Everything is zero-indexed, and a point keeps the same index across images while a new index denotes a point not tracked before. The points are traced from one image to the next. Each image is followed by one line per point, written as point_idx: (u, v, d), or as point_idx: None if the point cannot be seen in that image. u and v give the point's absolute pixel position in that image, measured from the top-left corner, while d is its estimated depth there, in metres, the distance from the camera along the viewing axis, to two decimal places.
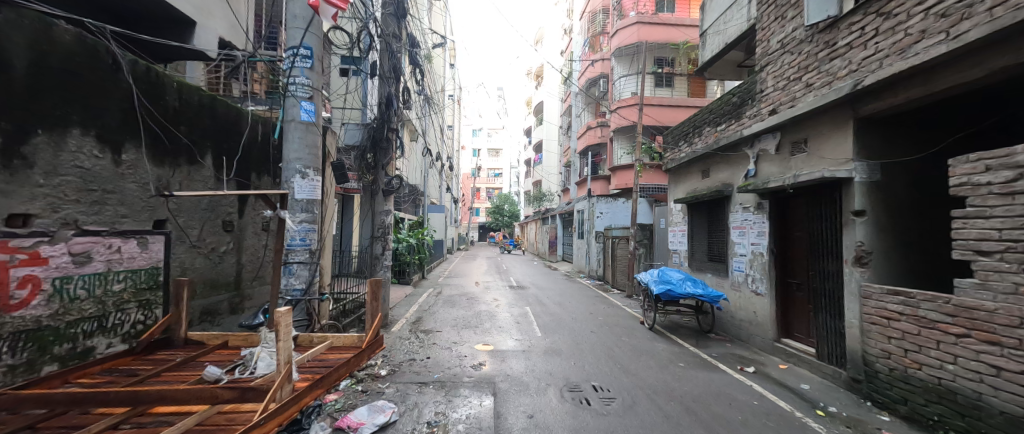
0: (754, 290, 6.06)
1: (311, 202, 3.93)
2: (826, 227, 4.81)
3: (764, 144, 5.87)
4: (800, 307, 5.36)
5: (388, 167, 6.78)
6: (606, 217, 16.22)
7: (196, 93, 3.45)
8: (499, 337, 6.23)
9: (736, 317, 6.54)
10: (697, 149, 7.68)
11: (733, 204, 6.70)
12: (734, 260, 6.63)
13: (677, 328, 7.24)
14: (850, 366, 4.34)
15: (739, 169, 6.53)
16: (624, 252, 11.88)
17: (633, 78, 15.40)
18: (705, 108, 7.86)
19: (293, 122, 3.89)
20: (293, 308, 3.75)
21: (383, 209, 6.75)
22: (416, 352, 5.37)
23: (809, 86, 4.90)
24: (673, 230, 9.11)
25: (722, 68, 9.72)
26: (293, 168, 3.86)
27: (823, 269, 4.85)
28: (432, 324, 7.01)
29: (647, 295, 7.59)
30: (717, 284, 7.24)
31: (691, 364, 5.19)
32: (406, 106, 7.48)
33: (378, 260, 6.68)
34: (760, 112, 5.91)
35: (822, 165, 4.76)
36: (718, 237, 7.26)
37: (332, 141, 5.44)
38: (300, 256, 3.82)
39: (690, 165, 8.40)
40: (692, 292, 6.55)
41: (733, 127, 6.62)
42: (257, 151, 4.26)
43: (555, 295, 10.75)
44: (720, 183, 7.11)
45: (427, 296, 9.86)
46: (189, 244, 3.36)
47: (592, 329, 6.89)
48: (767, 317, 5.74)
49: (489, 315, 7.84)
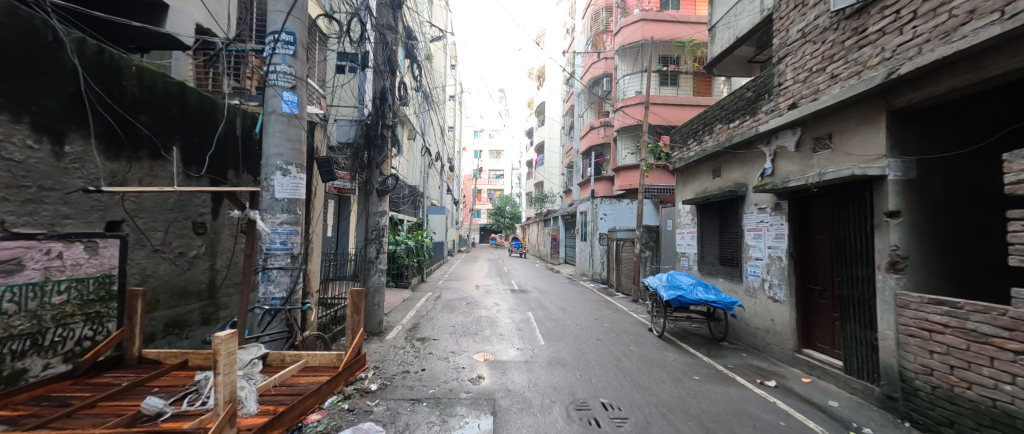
0: (772, 297, 5.68)
1: (293, 202, 3.58)
2: (854, 229, 4.43)
3: (782, 141, 5.51)
4: (823, 315, 4.99)
5: (382, 165, 6.43)
6: (609, 218, 15.85)
7: (162, 80, 3.17)
8: (500, 346, 5.86)
9: (751, 324, 6.15)
10: (708, 147, 7.33)
11: (747, 204, 6.33)
12: (748, 264, 6.26)
13: (687, 336, 6.86)
14: (883, 383, 3.96)
15: (754, 168, 6.17)
16: (630, 255, 11.49)
17: (638, 77, 15.05)
18: (716, 105, 7.51)
19: (274, 114, 3.54)
20: (273, 319, 3.40)
21: (377, 210, 6.37)
22: (411, 364, 5.01)
23: (835, 77, 4.53)
24: (682, 232, 8.75)
25: (732, 64, 9.34)
26: (273, 164, 3.52)
27: (851, 275, 4.48)
28: (430, 331, 6.66)
29: (655, 301, 7.23)
30: (729, 289, 6.87)
31: (706, 377, 4.81)
32: (403, 102, 7.12)
33: (372, 264, 6.33)
34: (778, 107, 5.55)
35: (849, 162, 4.40)
36: (730, 240, 6.90)
37: (322, 137, 5.11)
38: (280, 261, 3.48)
39: (699, 164, 8.05)
40: (704, 298, 6.19)
41: (747, 123, 6.26)
42: (235, 147, 3.94)
43: (557, 299, 10.37)
44: (732, 183, 6.75)
45: (426, 301, 9.51)
46: (152, 248, 3.03)
47: (597, 337, 6.51)
48: (787, 326, 5.36)
49: (489, 321, 7.49)
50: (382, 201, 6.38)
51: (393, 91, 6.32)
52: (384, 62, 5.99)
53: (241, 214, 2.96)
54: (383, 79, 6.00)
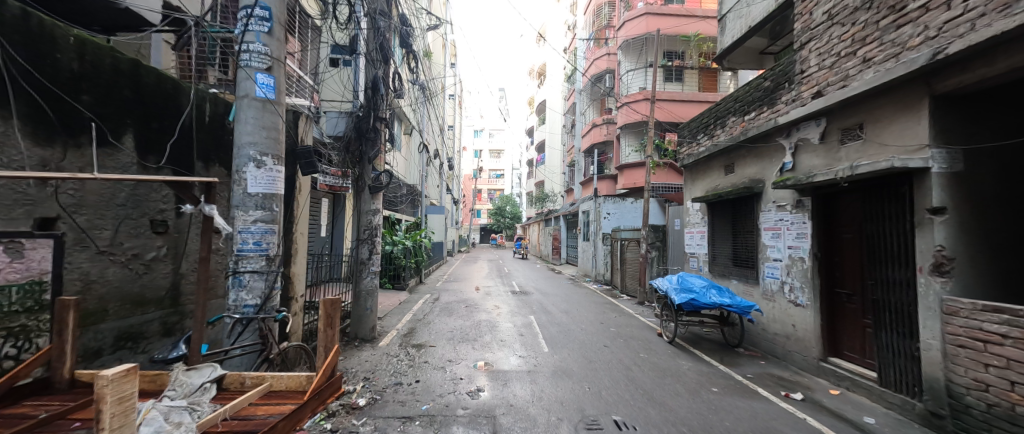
0: (794, 301, 5.29)
1: (269, 198, 3.19)
2: (889, 228, 4.04)
3: (805, 133, 5.12)
4: (851, 321, 4.60)
5: (375, 160, 6.03)
6: (613, 217, 15.47)
7: (112, 56, 2.82)
8: (501, 354, 5.46)
9: (769, 330, 5.76)
10: (720, 141, 6.94)
11: (764, 201, 5.93)
12: (766, 266, 5.86)
13: (699, 341, 6.47)
14: (927, 398, 3.55)
15: (772, 163, 5.79)
16: (635, 256, 11.08)
17: (641, 73, 14.68)
18: (728, 97, 7.12)
19: (247, 98, 3.14)
20: (244, 329, 3.01)
21: (369, 208, 5.96)
22: (405, 374, 4.60)
23: (868, 61, 4.14)
24: (691, 231, 8.36)
25: (742, 56, 8.92)
26: (245, 154, 3.12)
27: (885, 278, 4.08)
28: (426, 337, 6.27)
29: (664, 304, 6.83)
30: (744, 292, 6.48)
31: (725, 389, 4.41)
32: (398, 95, 6.74)
33: (365, 266, 5.93)
34: (800, 96, 5.15)
35: (884, 154, 4.01)
36: (745, 240, 6.51)
37: (309, 129, 4.73)
38: (254, 263, 3.09)
39: (710, 160, 7.66)
40: (719, 301, 5.80)
41: (765, 115, 5.87)
42: (204, 137, 3.57)
43: (560, 302, 9.96)
44: (748, 179, 6.36)
45: (423, 304, 9.11)
46: (97, 250, 2.67)
47: (605, 343, 6.12)
48: (811, 333, 4.97)
49: (489, 325, 7.11)
50: (376, 198, 5.98)
51: (387, 81, 5.94)
52: (376, 50, 5.60)
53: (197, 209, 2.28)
54: (375, 68, 5.61)
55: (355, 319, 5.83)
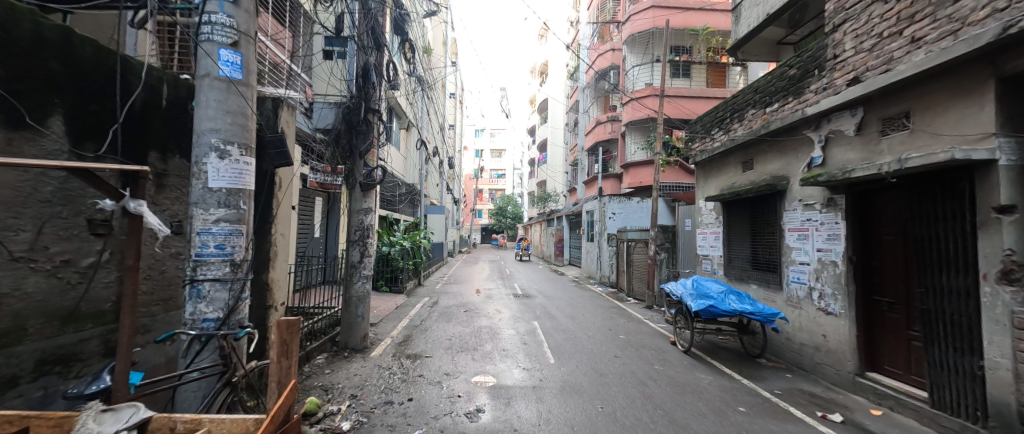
0: (825, 309, 4.82)
1: (233, 193, 2.73)
2: (943, 229, 3.57)
3: (837, 124, 4.66)
4: (893, 333, 4.15)
5: (368, 156, 5.59)
6: (618, 218, 14.94)
7: (34, 20, 2.09)
8: (504, 366, 4.99)
9: (795, 340, 5.29)
10: (738, 136, 6.48)
11: (789, 200, 5.47)
12: (791, 270, 5.40)
13: (717, 351, 6.00)
14: (994, 425, 3.08)
15: (798, 159, 5.34)
16: (642, 258, 10.60)
17: (648, 68, 14.21)
18: (746, 88, 6.66)
19: (207, 78, 2.68)
20: (203, 348, 2.57)
21: (361, 207, 5.46)
22: (397, 392, 4.13)
23: (918, 41, 3.67)
24: (704, 232, 7.90)
25: (757, 48, 8.43)
26: (205, 142, 2.66)
27: (937, 285, 3.62)
28: (423, 345, 5.83)
29: (678, 311, 6.37)
30: (765, 298, 6.02)
31: (754, 409, 3.95)
32: (393, 87, 6.28)
33: (355, 270, 5.45)
34: (832, 84, 4.69)
35: (937, 145, 3.55)
36: (766, 242, 6.06)
37: (292, 119, 4.28)
38: (215, 270, 2.65)
39: (725, 156, 7.20)
40: (740, 308, 5.34)
41: (790, 106, 5.40)
42: (165, 123, 2.87)
43: (565, 306, 9.49)
44: (769, 176, 5.90)
45: (421, 308, 8.67)
46: (10, 256, 2.03)
47: (616, 353, 5.65)
48: (845, 345, 4.51)
49: (491, 332, 6.67)
50: (367, 196, 5.50)
51: (381, 70, 5.48)
52: (368, 35, 5.14)
53: (115, 203, 1.69)
54: (367, 54, 5.17)
55: (345, 327, 5.38)
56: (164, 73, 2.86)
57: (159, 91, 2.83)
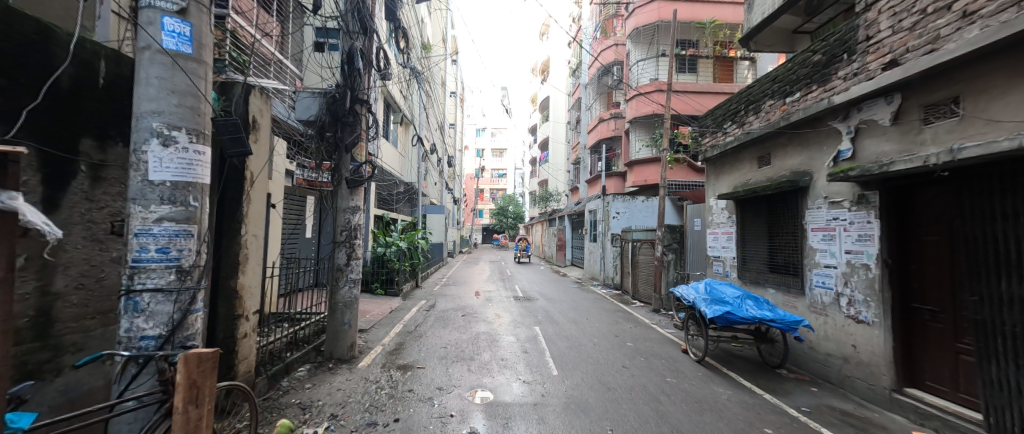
0: (856, 317, 4.39)
1: (179, 188, 2.32)
2: (1002, 229, 3.12)
3: (870, 113, 4.22)
4: (937, 345, 3.71)
5: (356, 150, 5.18)
6: (623, 218, 14.49)
7: None
8: (502, 379, 4.56)
9: (821, 350, 4.86)
10: (754, 129, 6.04)
11: (813, 197, 5.03)
12: (816, 273, 4.97)
13: (733, 360, 5.57)
14: None
15: (822, 153, 4.91)
16: (648, 259, 10.17)
17: (652, 63, 13.78)
18: (762, 77, 6.24)
19: (148, 50, 2.26)
20: (140, 371, 2.16)
21: (347, 206, 5.03)
22: (382, 411, 3.70)
23: (972, 15, 3.23)
24: (715, 232, 7.47)
25: (771, 37, 7.96)
26: (144, 127, 2.25)
27: (993, 293, 3.18)
28: (415, 354, 5.42)
29: (689, 317, 5.95)
30: (784, 303, 5.59)
31: (781, 430, 3.52)
32: (384, 77, 5.86)
33: (341, 273, 5.02)
34: (864, 69, 4.25)
35: (994, 133, 3.11)
36: (785, 243, 5.63)
37: (268, 107, 3.88)
38: (156, 279, 2.23)
39: (738, 151, 6.77)
40: (759, 315, 4.91)
41: (814, 95, 4.96)
42: (103, 106, 2.48)
43: (569, 309, 9.05)
44: (789, 171, 5.46)
45: (417, 312, 8.27)
46: None
47: (625, 364, 5.21)
48: (880, 357, 4.07)
49: (489, 338, 6.26)
50: (355, 194, 5.08)
51: (369, 56, 5.06)
52: (354, 17, 4.72)
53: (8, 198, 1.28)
54: (354, 39, 4.76)
55: (330, 335, 4.97)
56: (101, 47, 2.48)
57: (96, 68, 2.44)
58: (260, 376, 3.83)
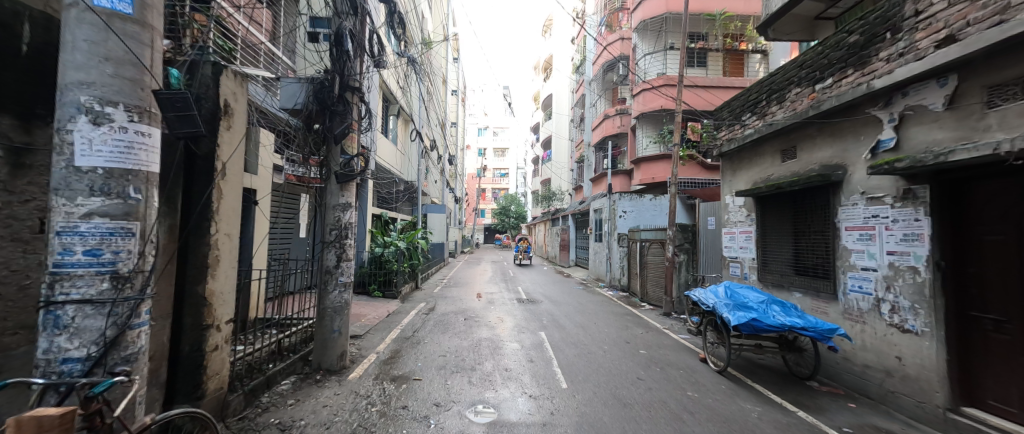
0: (901, 325, 3.94)
1: (115, 176, 1.90)
2: None
3: (919, 97, 3.77)
4: (1003, 360, 3.24)
5: (347, 142, 4.76)
6: (630, 217, 13.77)
7: None
8: (507, 394, 4.12)
9: (858, 361, 4.40)
10: (778, 119, 5.59)
11: (848, 193, 4.58)
12: (852, 277, 4.51)
13: (756, 370, 5.13)
14: None
15: (859, 143, 4.47)
16: (657, 259, 9.72)
17: (660, 56, 13.31)
18: (787, 64, 5.78)
19: (75, 7, 1.84)
20: (61, 402, 1.74)
21: (337, 202, 4.61)
22: (371, 432, 3.24)
23: None
24: (732, 231, 7.01)
25: (791, 25, 7.47)
26: (69, 101, 1.82)
27: None
28: (412, 363, 5.00)
29: (707, 323, 5.51)
30: (813, 310, 5.13)
31: None
32: (378, 65, 5.45)
33: (330, 276, 4.59)
34: (912, 47, 3.80)
35: None
36: (814, 243, 5.19)
37: (246, 91, 3.47)
38: (84, 288, 1.81)
39: (758, 144, 6.32)
40: (788, 322, 4.47)
41: (849, 79, 4.50)
42: (26, 72, 2.27)
43: (575, 313, 8.60)
44: (819, 165, 5.01)
45: (416, 316, 7.86)
46: None
47: (639, 375, 4.77)
48: (932, 372, 3.62)
49: (492, 345, 5.85)
50: (345, 190, 4.65)
51: (360, 40, 4.64)
52: None
53: None
54: (343, 19, 4.34)
55: (318, 344, 4.54)
56: (24, 7, 2.27)
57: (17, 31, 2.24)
58: (235, 393, 3.41)
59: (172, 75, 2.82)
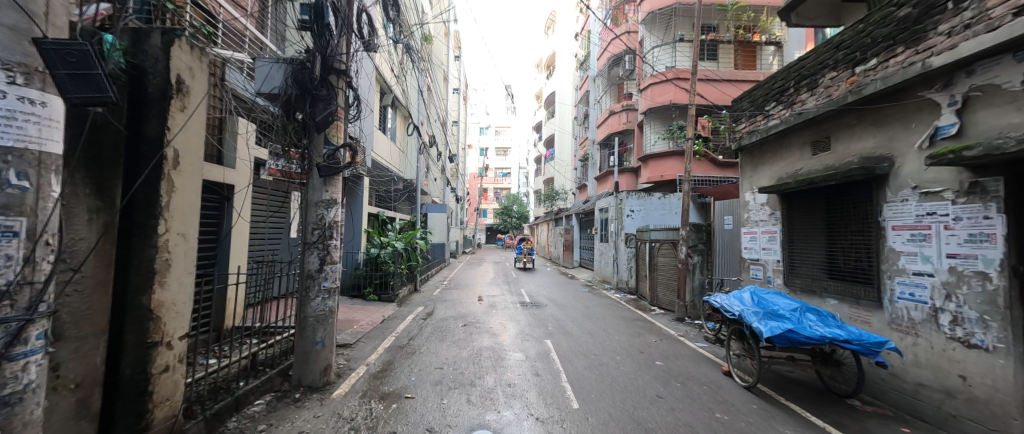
0: (965, 340, 3.41)
1: None
2: None
3: (989, 75, 3.24)
4: None
5: (332, 131, 4.28)
6: (638, 216, 12.97)
7: None
8: (511, 417, 3.60)
9: (912, 380, 3.87)
10: (810, 108, 5.07)
11: (897, 188, 4.05)
12: (901, 283, 3.99)
13: (788, 386, 4.61)
14: None
15: (909, 131, 3.95)
16: (668, 261, 9.21)
17: (669, 50, 12.80)
18: (820, 46, 5.24)
19: None
20: None
21: (321, 199, 4.12)
22: None
23: None
24: (753, 232, 6.48)
25: (815, 9, 6.93)
26: None
27: None
28: (406, 377, 4.50)
29: (731, 333, 4.99)
30: (851, 319, 4.60)
31: None
32: (369, 48, 4.96)
33: (312, 281, 4.08)
34: (982, 16, 3.26)
35: None
36: (852, 244, 4.66)
37: (205, 67, 2.98)
38: None
39: (784, 137, 5.79)
40: (829, 335, 3.94)
41: (900, 58, 3.98)
42: None
43: (582, 318, 8.09)
44: (859, 157, 4.49)
45: (412, 321, 7.38)
46: None
47: (659, 392, 4.25)
48: (1008, 396, 3.09)
49: (494, 356, 5.36)
50: (330, 184, 4.15)
51: (346, 16, 4.14)
52: None
53: None
54: None
55: (298, 357, 4.04)
56: None
57: None
58: (194, 420, 2.92)
59: (104, 41, 2.32)
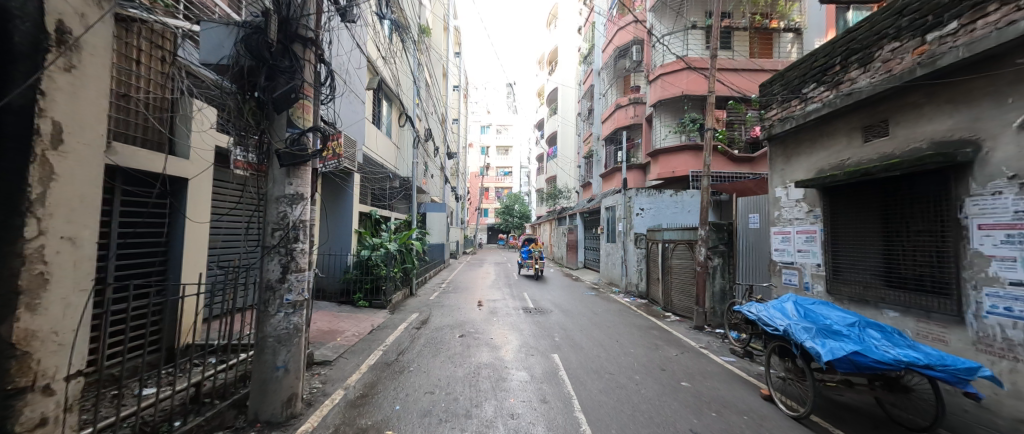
0: None
1: None
2: None
3: None
4: None
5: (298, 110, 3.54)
6: (649, 214, 12.09)
7: None
8: None
9: (1011, 415, 3.13)
10: (865, 86, 4.33)
11: (986, 179, 3.30)
12: (992, 296, 3.24)
13: (845, 415, 3.86)
14: None
15: (1003, 108, 3.21)
16: (683, 263, 8.48)
17: (679, 38, 12.07)
18: (876, 15, 4.50)
19: None
20: None
21: (283, 193, 3.40)
22: None
23: None
24: (786, 231, 5.72)
25: None
26: None
27: None
28: (389, 406, 3.77)
29: (772, 350, 4.26)
30: (920, 335, 3.85)
31: None
32: (346, 16, 4.23)
33: (272, 294, 3.36)
34: None
35: None
36: (918, 245, 3.92)
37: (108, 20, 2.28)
38: None
39: (825, 122, 5.06)
40: (904, 358, 3.18)
41: (991, 19, 3.24)
42: None
43: (591, 326, 7.37)
44: (932, 141, 3.75)
45: (404, 331, 6.66)
46: None
47: (693, 426, 3.51)
48: None
49: (495, 375, 4.64)
50: (295, 176, 3.43)
51: None
52: None
53: None
54: None
55: (256, 385, 3.32)
56: None
57: None
58: None
59: None
